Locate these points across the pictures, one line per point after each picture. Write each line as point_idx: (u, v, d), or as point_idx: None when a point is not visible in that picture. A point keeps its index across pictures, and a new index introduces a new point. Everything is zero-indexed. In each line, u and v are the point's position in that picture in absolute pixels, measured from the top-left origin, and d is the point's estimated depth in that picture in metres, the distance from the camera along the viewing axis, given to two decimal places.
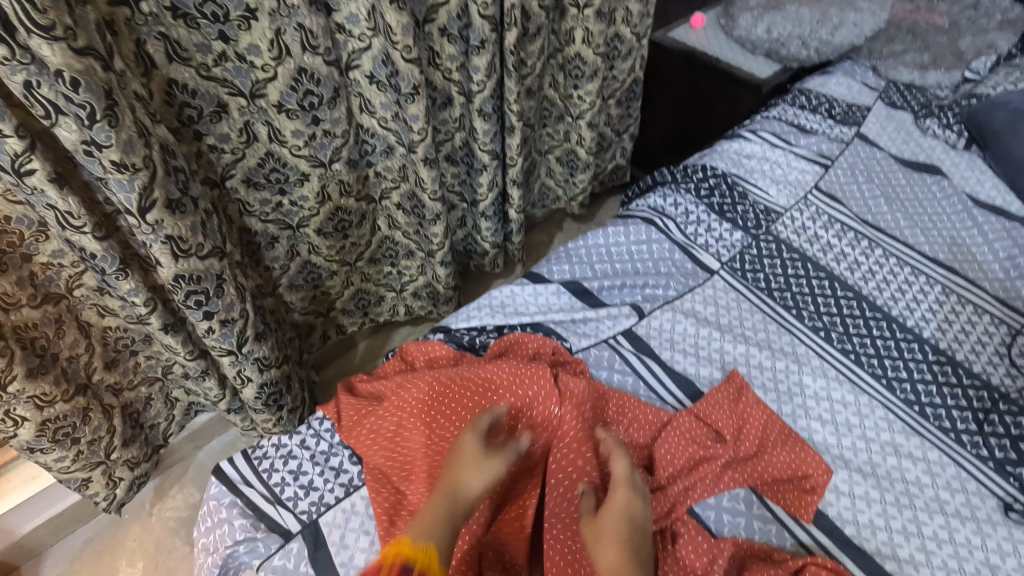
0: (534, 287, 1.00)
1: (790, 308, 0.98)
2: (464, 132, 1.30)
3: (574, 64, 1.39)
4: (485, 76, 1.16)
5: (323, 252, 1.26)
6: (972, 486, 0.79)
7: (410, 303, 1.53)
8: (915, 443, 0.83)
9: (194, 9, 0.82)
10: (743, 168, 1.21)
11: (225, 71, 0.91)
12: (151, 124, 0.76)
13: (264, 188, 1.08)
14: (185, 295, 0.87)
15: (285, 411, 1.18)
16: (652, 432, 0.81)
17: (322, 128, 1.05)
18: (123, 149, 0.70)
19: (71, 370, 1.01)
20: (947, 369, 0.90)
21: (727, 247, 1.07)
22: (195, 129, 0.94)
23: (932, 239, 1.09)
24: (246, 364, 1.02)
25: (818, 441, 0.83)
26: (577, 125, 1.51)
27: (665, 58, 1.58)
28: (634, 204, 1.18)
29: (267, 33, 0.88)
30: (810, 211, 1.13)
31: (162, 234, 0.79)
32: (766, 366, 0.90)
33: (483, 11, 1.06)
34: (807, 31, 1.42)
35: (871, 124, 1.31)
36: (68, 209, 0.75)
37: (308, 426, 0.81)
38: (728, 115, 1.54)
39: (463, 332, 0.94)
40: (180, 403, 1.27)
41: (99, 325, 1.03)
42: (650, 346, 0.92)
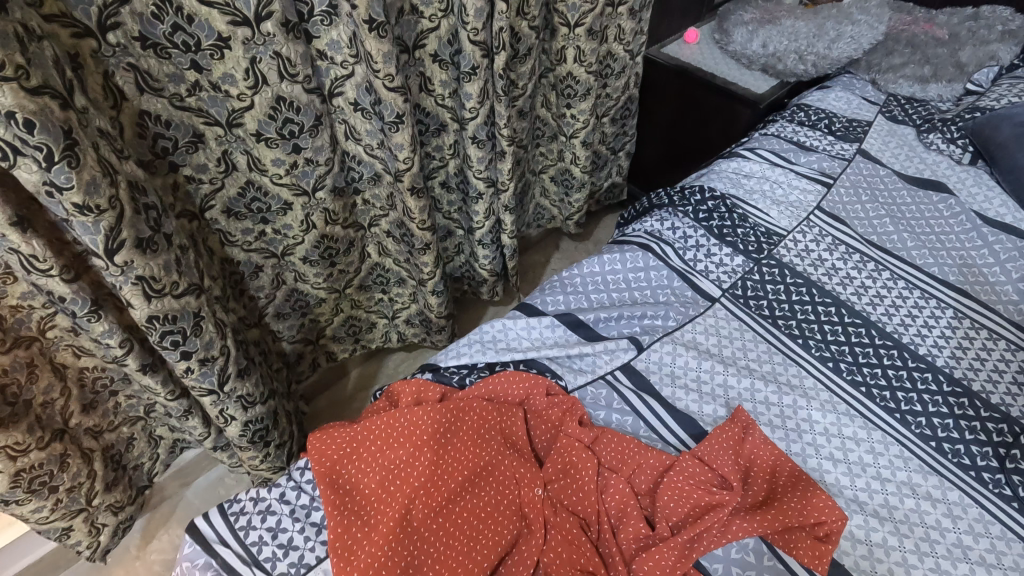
0: (528, 321, 0.95)
1: (796, 338, 0.94)
2: (457, 157, 1.27)
3: (566, 83, 1.36)
4: (477, 103, 1.12)
5: (310, 281, 1.22)
6: (997, 530, 0.74)
7: (403, 330, 1.48)
8: (933, 482, 0.79)
9: (164, 38, 0.79)
10: (742, 188, 1.17)
11: (200, 101, 0.87)
12: (118, 161, 0.72)
13: (245, 218, 1.04)
14: (160, 336, 0.82)
15: (272, 448, 1.14)
16: (654, 476, 0.76)
17: (304, 156, 1.02)
18: (85, 190, 0.65)
19: (46, 416, 0.96)
20: (964, 401, 0.86)
21: (728, 273, 1.03)
22: (171, 160, 0.90)
23: (941, 260, 1.05)
24: (229, 403, 0.98)
25: (831, 482, 0.78)
26: (571, 145, 1.48)
27: (659, 75, 1.55)
28: (631, 229, 1.14)
29: (242, 62, 0.85)
30: (813, 232, 1.09)
31: (133, 275, 0.75)
32: (773, 401, 0.85)
33: (474, 36, 1.03)
34: (803, 45, 1.38)
35: (873, 140, 1.27)
36: (31, 252, 0.72)
37: (289, 477, 0.76)
38: (725, 131, 1.51)
39: (452, 371, 0.89)
40: (165, 440, 1.23)
41: (75, 366, 1.00)
42: (650, 382, 0.87)
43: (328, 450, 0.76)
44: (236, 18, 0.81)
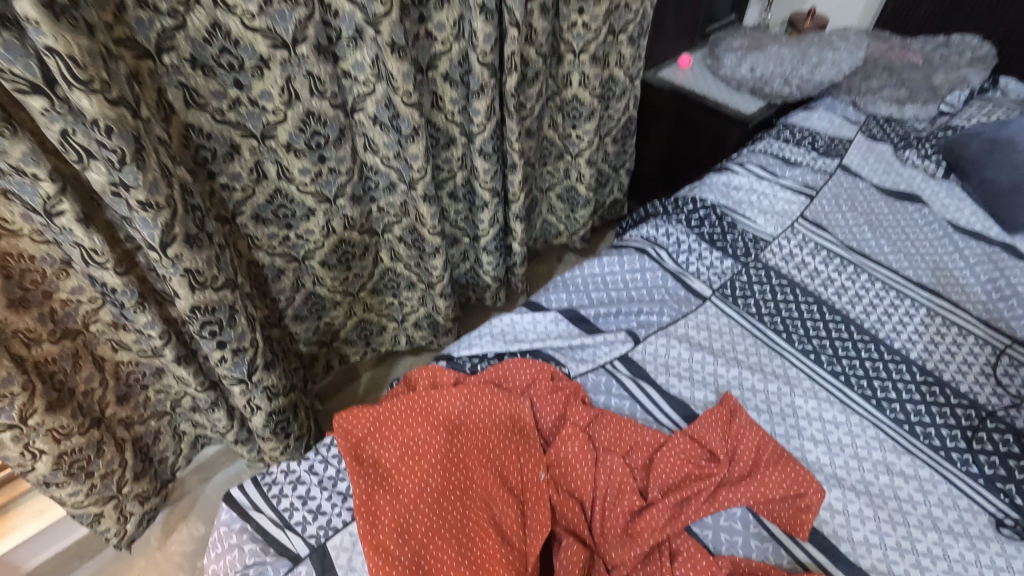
0: (533, 315, 1.04)
1: (781, 332, 1.02)
2: (465, 170, 1.37)
3: (572, 106, 1.46)
4: (485, 118, 1.22)
5: (327, 284, 1.30)
6: (963, 503, 0.81)
7: (412, 334, 1.56)
8: (906, 460, 0.86)
9: (212, 59, 0.88)
10: (731, 199, 1.27)
11: (239, 115, 0.97)
12: (172, 166, 0.81)
13: (272, 223, 1.13)
14: (200, 325, 0.91)
15: (292, 440, 1.21)
16: (649, 453, 0.83)
17: (328, 166, 1.11)
18: (148, 189, 0.75)
19: (86, 405, 1.03)
20: (935, 389, 0.93)
21: (718, 275, 1.11)
22: (210, 169, 0.99)
23: (915, 264, 1.13)
24: (256, 393, 1.06)
25: (812, 460, 0.85)
26: (576, 163, 1.58)
27: (655, 96, 1.66)
28: (628, 235, 1.23)
29: (279, 80, 0.95)
30: (797, 238, 1.18)
31: (182, 268, 0.83)
32: (759, 389, 0.93)
33: (483, 58, 1.12)
34: (789, 69, 1.51)
35: (853, 155, 1.37)
36: (92, 246, 0.80)
37: (316, 452, 0.84)
38: (717, 148, 1.61)
39: (465, 359, 0.98)
40: (188, 436, 1.30)
41: (112, 360, 1.07)
42: (646, 370, 0.95)
43: (352, 428, 0.83)
44: (276, 42, 0.91)
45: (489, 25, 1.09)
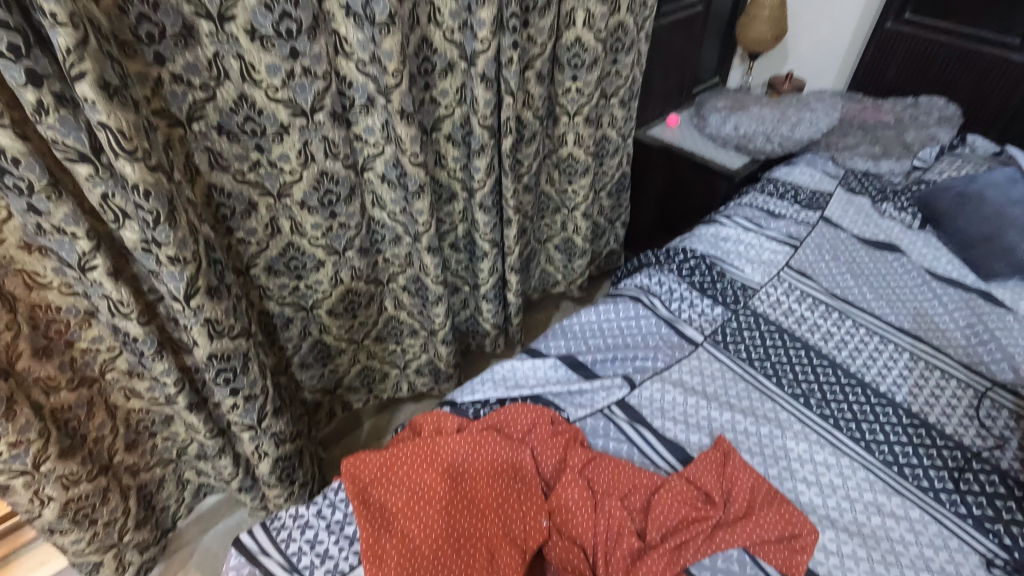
0: (533, 362, 1.08)
1: (770, 377, 1.06)
2: (466, 222, 1.44)
3: (567, 162, 1.55)
4: (485, 175, 1.30)
5: (333, 332, 1.35)
6: (954, 543, 0.83)
7: (413, 381, 1.60)
8: (896, 501, 0.88)
9: (237, 126, 0.96)
10: (720, 249, 1.34)
11: (258, 176, 1.04)
12: (198, 224, 0.88)
13: (283, 274, 1.19)
14: (215, 372, 0.95)
15: (296, 487, 1.23)
16: (646, 495, 0.85)
17: (338, 221, 1.18)
18: (178, 246, 0.81)
19: (96, 451, 1.05)
20: (921, 431, 0.97)
21: (709, 322, 1.17)
22: (228, 225, 1.05)
23: (896, 310, 1.19)
24: (263, 439, 1.09)
25: (805, 501, 0.88)
26: (573, 216, 1.66)
27: (646, 153, 1.76)
28: (622, 284, 1.29)
29: (297, 144, 1.03)
30: (783, 286, 1.24)
31: (202, 317, 0.88)
32: (751, 432, 0.96)
33: (483, 121, 1.21)
34: (769, 128, 1.60)
35: (834, 208, 1.45)
36: (119, 298, 0.85)
37: (324, 496, 0.87)
38: (706, 201, 1.69)
39: (468, 405, 1.01)
40: (191, 484, 1.30)
41: (124, 408, 1.08)
42: (642, 414, 0.99)
43: (360, 472, 0.86)
44: (296, 111, 0.99)
45: (489, 91, 1.18)
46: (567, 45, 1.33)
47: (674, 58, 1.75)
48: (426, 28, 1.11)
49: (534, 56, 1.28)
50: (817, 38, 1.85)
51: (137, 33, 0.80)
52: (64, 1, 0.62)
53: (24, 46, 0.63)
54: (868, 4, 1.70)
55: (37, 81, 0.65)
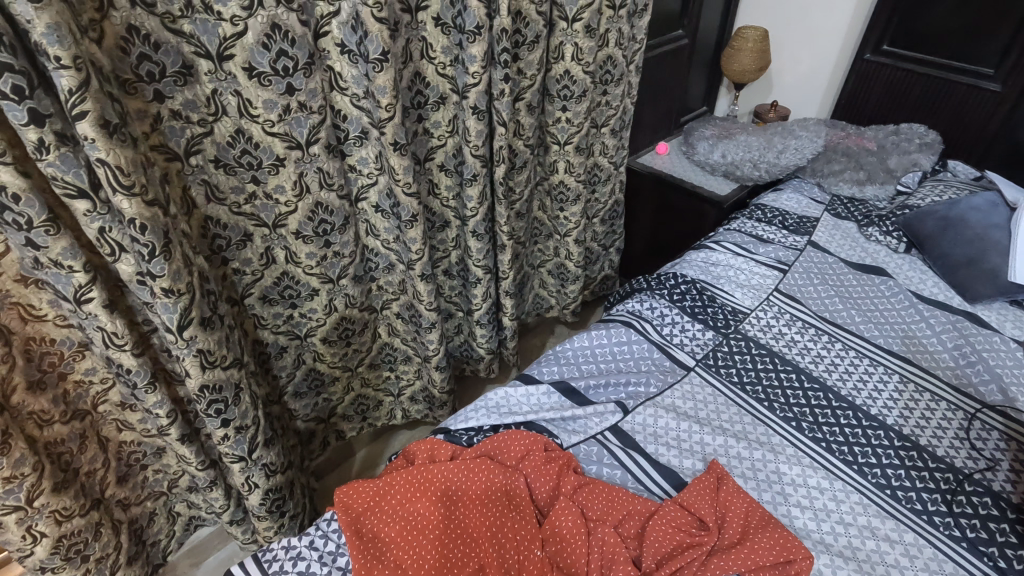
0: (527, 388, 1.09)
1: (762, 400, 1.07)
2: (459, 249, 1.46)
3: (558, 190, 1.58)
4: (477, 204, 1.32)
5: (327, 360, 1.35)
6: (949, 567, 0.83)
7: (407, 408, 1.60)
8: (890, 525, 0.88)
9: (233, 160, 0.98)
10: (711, 274, 1.36)
11: (253, 208, 1.05)
12: (192, 256, 0.90)
13: (277, 303, 1.19)
14: (207, 403, 0.95)
15: (287, 518, 1.21)
16: (641, 522, 0.85)
17: (333, 250, 1.20)
18: (172, 277, 0.82)
19: (87, 485, 1.03)
20: (913, 454, 0.97)
21: (700, 346, 1.18)
22: (223, 255, 1.06)
23: (885, 333, 1.20)
24: (255, 470, 1.08)
25: (799, 526, 0.88)
26: (565, 242, 1.68)
27: (637, 180, 1.80)
28: (614, 309, 1.31)
29: (292, 176, 1.05)
30: (773, 310, 1.26)
31: (195, 348, 0.89)
32: (744, 456, 0.97)
33: (475, 151, 1.24)
34: (756, 155, 1.64)
35: (821, 233, 1.48)
36: (114, 330, 0.85)
37: (317, 527, 0.87)
38: (697, 226, 1.72)
39: (462, 433, 1.01)
40: (181, 517, 1.28)
41: (116, 440, 1.08)
42: (635, 440, 0.99)
43: (353, 502, 0.86)
44: (291, 144, 1.01)
45: (480, 123, 1.21)
46: (556, 77, 1.37)
47: (662, 88, 1.80)
48: (419, 63, 1.14)
49: (524, 88, 1.32)
50: (800, 68, 1.91)
51: (138, 72, 0.82)
52: (68, 45, 0.65)
53: (28, 88, 0.65)
54: (848, 37, 1.77)
55: (39, 121, 0.67)
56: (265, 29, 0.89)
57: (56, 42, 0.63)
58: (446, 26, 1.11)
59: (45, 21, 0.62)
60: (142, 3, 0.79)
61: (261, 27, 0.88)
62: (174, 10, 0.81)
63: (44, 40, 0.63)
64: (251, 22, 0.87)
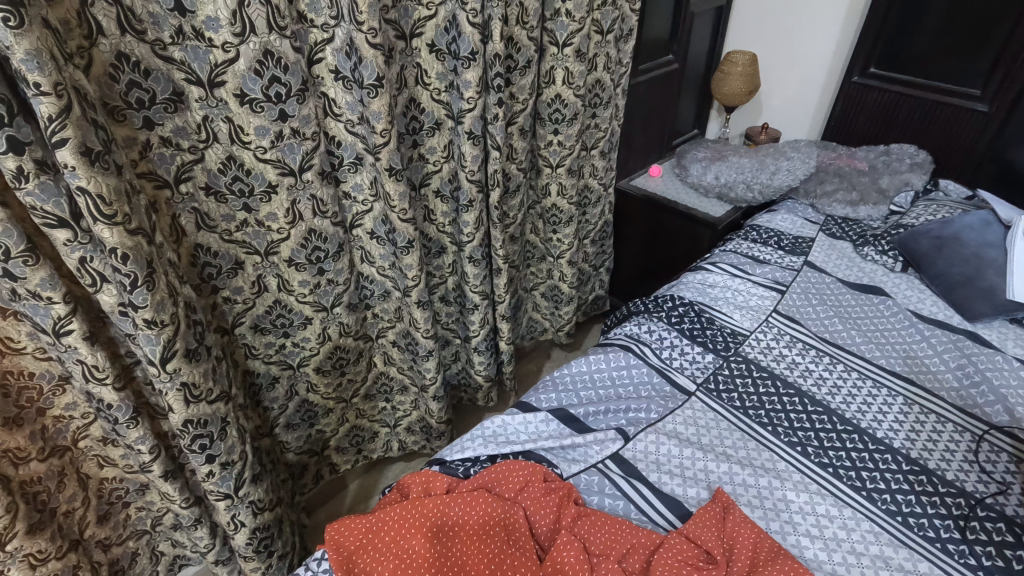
0: (524, 416, 1.06)
1: (766, 425, 1.04)
2: (456, 275, 1.44)
3: (551, 213, 1.57)
4: (473, 229, 1.31)
5: (320, 390, 1.32)
6: None
7: (404, 439, 1.56)
8: (903, 554, 0.85)
9: (224, 187, 0.96)
10: (708, 296, 1.35)
11: (244, 235, 1.03)
12: (178, 285, 0.88)
13: (269, 332, 1.16)
14: (192, 438, 0.92)
15: (275, 558, 1.17)
16: (646, 555, 0.81)
17: (327, 277, 1.18)
18: (155, 308, 0.80)
19: (65, 526, 0.99)
20: (922, 478, 0.95)
21: (701, 369, 1.16)
22: (213, 284, 1.04)
23: (887, 353, 1.19)
24: (241, 508, 1.04)
25: (809, 557, 0.84)
26: (559, 264, 1.67)
27: (630, 203, 1.80)
28: (613, 333, 1.29)
29: (285, 203, 1.03)
30: (773, 331, 1.24)
31: (179, 381, 0.86)
32: (750, 484, 0.94)
33: (471, 176, 1.23)
34: (749, 177, 1.65)
35: (817, 253, 1.48)
36: (95, 362, 0.82)
37: (307, 568, 0.84)
38: (692, 248, 1.71)
39: (458, 464, 0.98)
40: (166, 557, 1.23)
41: (98, 477, 1.03)
42: (637, 468, 0.96)
43: (345, 540, 0.82)
44: (284, 171, 1.00)
45: (476, 148, 1.21)
46: (548, 101, 1.38)
47: (653, 113, 1.82)
48: (414, 89, 1.14)
49: (517, 112, 1.32)
50: (788, 92, 1.93)
51: (126, 99, 0.81)
52: (49, 71, 0.63)
53: (7, 115, 0.63)
54: (835, 61, 1.79)
55: (18, 148, 0.65)
56: (257, 56, 0.88)
57: (36, 69, 0.62)
58: (441, 52, 1.12)
59: (25, 47, 0.61)
60: (132, 31, 0.78)
61: (252, 54, 0.87)
62: (164, 37, 0.80)
63: (23, 67, 0.62)
64: (243, 49, 0.86)
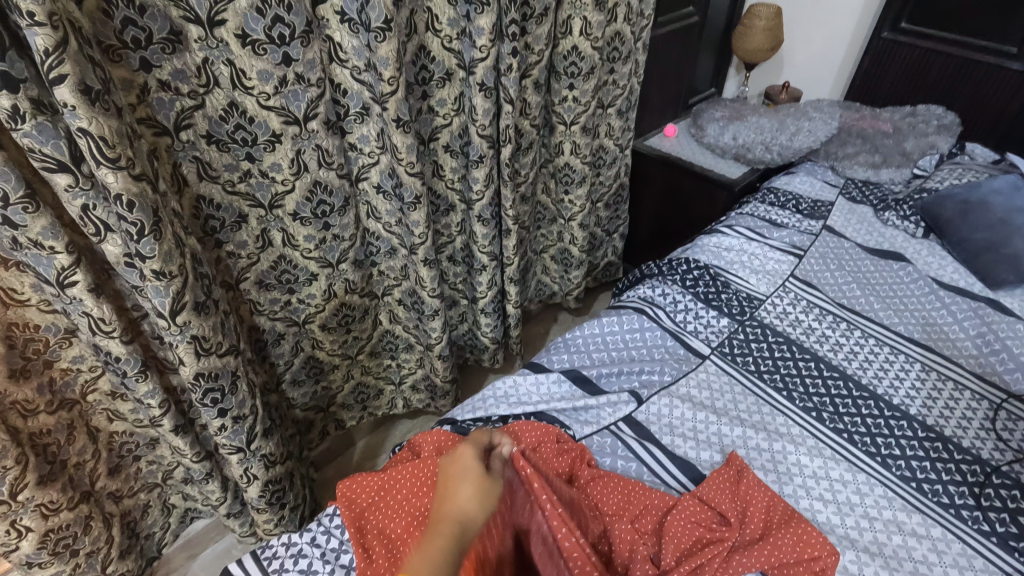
0: (536, 377, 1.05)
1: (780, 390, 1.03)
2: (463, 234, 1.40)
3: (564, 172, 1.53)
4: (483, 186, 1.27)
5: (326, 347, 1.30)
6: (980, 563, 0.80)
7: (409, 397, 1.56)
8: (917, 519, 0.84)
9: (227, 135, 0.92)
10: (723, 259, 1.31)
11: (248, 186, 0.99)
12: (184, 236, 0.85)
13: (274, 288, 1.14)
14: (203, 392, 0.91)
15: (288, 510, 1.18)
16: (658, 516, 0.81)
17: (332, 233, 1.14)
18: (163, 259, 0.78)
19: (77, 478, 0.98)
20: (938, 445, 0.94)
21: (715, 333, 1.14)
22: (217, 237, 1.01)
23: (905, 320, 1.16)
24: (254, 461, 1.04)
25: (823, 521, 0.84)
26: (570, 226, 1.63)
27: (645, 163, 1.74)
28: (626, 295, 1.26)
29: (289, 153, 0.99)
30: (789, 296, 1.21)
31: (189, 334, 0.85)
32: (763, 448, 0.93)
33: (482, 131, 1.19)
34: (768, 137, 1.59)
35: (836, 218, 1.43)
36: (101, 315, 0.80)
37: (318, 523, 0.83)
38: (706, 211, 1.67)
39: (469, 423, 0.97)
40: (176, 510, 1.23)
41: (107, 430, 1.03)
42: (650, 431, 0.95)
43: (357, 496, 0.82)
44: (288, 119, 0.96)
45: (488, 101, 1.16)
46: (564, 53, 1.31)
47: (671, 68, 1.74)
48: (423, 36, 1.08)
49: (532, 64, 1.26)
50: (812, 49, 1.85)
51: (122, 38, 0.77)
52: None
53: None
54: (864, 15, 1.71)
55: (11, 86, 0.61)
56: None
57: None
58: None
59: None
60: None
61: None
62: None
63: None
64: None
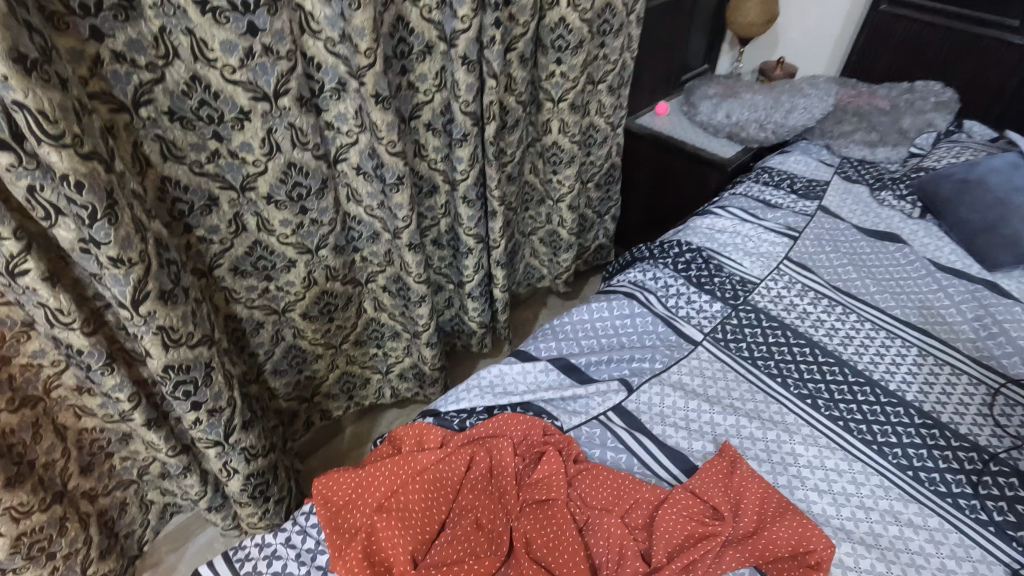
0: (523, 366, 1.01)
1: (775, 377, 1.00)
2: (449, 217, 1.35)
3: (552, 152, 1.47)
4: (468, 166, 1.22)
5: (308, 336, 1.26)
6: (977, 553, 0.78)
7: (396, 386, 1.52)
8: (914, 509, 0.82)
9: (191, 112, 0.86)
10: (716, 242, 1.27)
11: (217, 167, 0.94)
12: (147, 220, 0.79)
13: (250, 275, 1.09)
14: (173, 385, 0.86)
15: (272, 504, 1.14)
16: (649, 510, 0.78)
17: (310, 217, 1.09)
18: (120, 245, 0.72)
19: (47, 478, 0.94)
20: (935, 433, 0.91)
21: (708, 319, 1.10)
22: (186, 222, 0.95)
23: (902, 303, 1.13)
24: (232, 456, 1.00)
25: (818, 512, 0.81)
26: (558, 208, 1.58)
27: (636, 143, 1.69)
28: (616, 280, 1.22)
29: (259, 132, 0.93)
30: (784, 280, 1.18)
31: (155, 325, 0.80)
32: (758, 437, 0.90)
33: (465, 108, 1.14)
34: (762, 115, 1.55)
35: (832, 198, 1.40)
36: (58, 306, 0.75)
37: (294, 522, 0.79)
38: (698, 192, 1.63)
39: (452, 415, 0.93)
40: (155, 506, 1.20)
41: (76, 427, 0.98)
42: (641, 421, 0.92)
43: (334, 494, 0.79)
44: (257, 95, 0.89)
45: (470, 75, 1.10)
46: (551, 25, 1.25)
47: (664, 43, 1.68)
48: (401, 5, 1.02)
49: (517, 37, 1.20)
50: (809, 23, 1.79)
51: (68, 3, 0.70)
52: None
53: None
54: None
55: None
56: None
57: None
58: None
59: None
60: None
61: None
62: None
63: None
64: None
